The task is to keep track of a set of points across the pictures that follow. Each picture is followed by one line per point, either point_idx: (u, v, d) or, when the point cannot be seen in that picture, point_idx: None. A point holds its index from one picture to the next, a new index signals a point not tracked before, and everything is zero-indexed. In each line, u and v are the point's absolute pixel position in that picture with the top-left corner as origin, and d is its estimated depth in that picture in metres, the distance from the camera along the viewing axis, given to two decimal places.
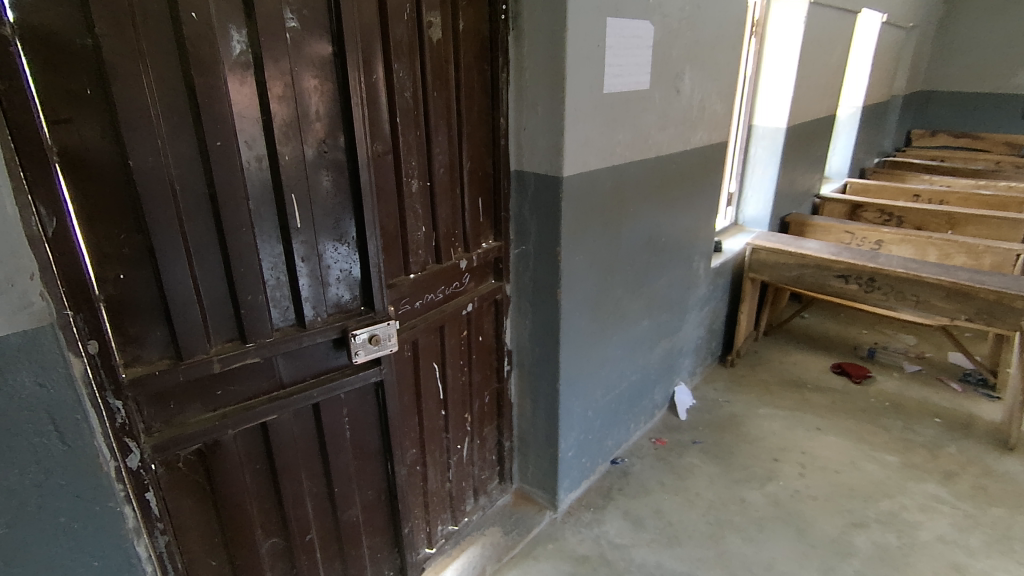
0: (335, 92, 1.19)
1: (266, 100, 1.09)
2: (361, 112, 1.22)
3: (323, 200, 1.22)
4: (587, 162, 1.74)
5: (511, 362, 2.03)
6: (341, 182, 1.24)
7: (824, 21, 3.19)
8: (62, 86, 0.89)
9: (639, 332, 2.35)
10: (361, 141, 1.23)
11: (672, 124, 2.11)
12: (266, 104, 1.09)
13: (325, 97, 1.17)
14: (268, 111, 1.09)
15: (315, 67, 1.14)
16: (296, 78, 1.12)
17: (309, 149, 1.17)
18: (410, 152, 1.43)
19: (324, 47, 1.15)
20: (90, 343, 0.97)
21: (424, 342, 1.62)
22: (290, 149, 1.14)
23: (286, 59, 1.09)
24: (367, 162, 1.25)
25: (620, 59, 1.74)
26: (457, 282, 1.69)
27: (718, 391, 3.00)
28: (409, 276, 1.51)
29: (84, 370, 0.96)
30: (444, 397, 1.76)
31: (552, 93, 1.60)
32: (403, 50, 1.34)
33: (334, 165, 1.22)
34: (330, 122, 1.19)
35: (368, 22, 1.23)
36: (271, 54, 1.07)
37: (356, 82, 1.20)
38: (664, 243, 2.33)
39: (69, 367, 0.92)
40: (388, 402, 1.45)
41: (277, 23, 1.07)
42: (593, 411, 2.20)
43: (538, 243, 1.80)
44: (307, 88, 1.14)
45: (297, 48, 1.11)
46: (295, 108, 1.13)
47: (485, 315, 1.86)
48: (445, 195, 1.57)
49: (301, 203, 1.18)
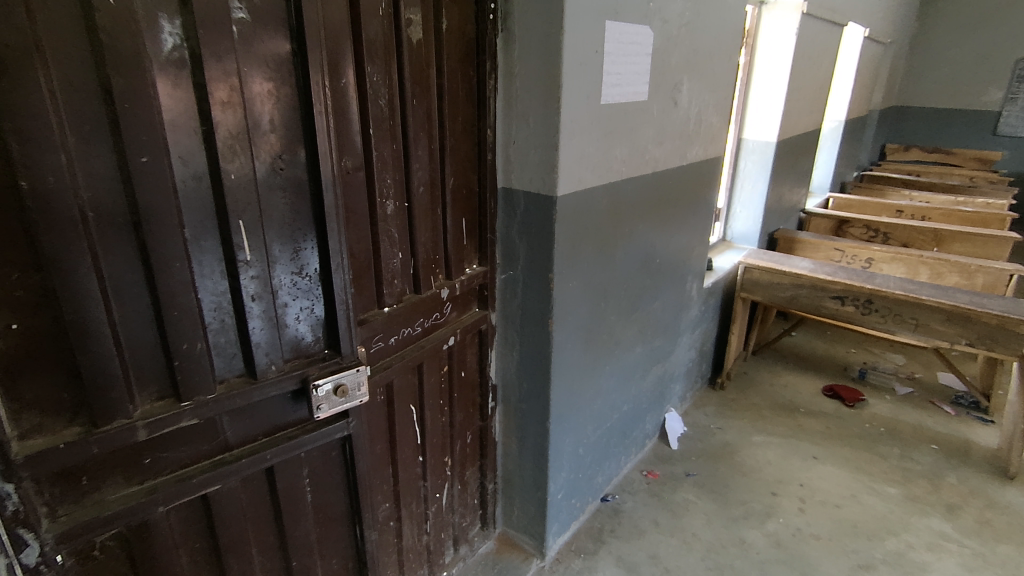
0: (293, 98, 0.98)
1: (208, 106, 0.88)
2: (327, 122, 1.02)
3: (279, 227, 1.01)
4: (582, 179, 1.57)
5: (495, 398, 1.84)
6: (301, 205, 1.04)
7: (815, 33, 3.10)
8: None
9: (631, 359, 2.18)
10: (326, 157, 1.03)
11: (668, 138, 1.96)
12: (207, 111, 0.88)
13: (281, 104, 0.97)
14: (209, 119, 0.89)
15: (269, 68, 0.94)
16: (245, 80, 0.91)
17: (262, 166, 0.97)
18: (385, 168, 1.23)
19: (280, 44, 0.95)
20: None
21: (399, 382, 1.42)
22: (237, 167, 0.93)
23: (232, 58, 0.89)
24: (333, 182, 1.05)
25: (618, 67, 1.58)
26: (437, 313, 1.50)
27: (709, 417, 2.85)
28: (382, 310, 1.31)
29: None
30: (421, 442, 1.57)
31: (545, 103, 1.42)
32: (377, 50, 1.15)
33: (292, 185, 1.02)
34: (287, 134, 0.99)
35: (334, 15, 1.04)
36: (213, 51, 0.87)
37: (320, 86, 0.99)
38: (658, 265, 2.18)
39: None
40: (357, 459, 1.24)
41: (222, 13, 0.86)
42: (583, 448, 2.02)
43: (527, 268, 1.62)
44: (258, 93, 0.93)
45: (247, 44, 0.91)
46: (244, 116, 0.92)
47: (468, 348, 1.67)
48: (425, 217, 1.38)
49: (252, 231, 0.97)
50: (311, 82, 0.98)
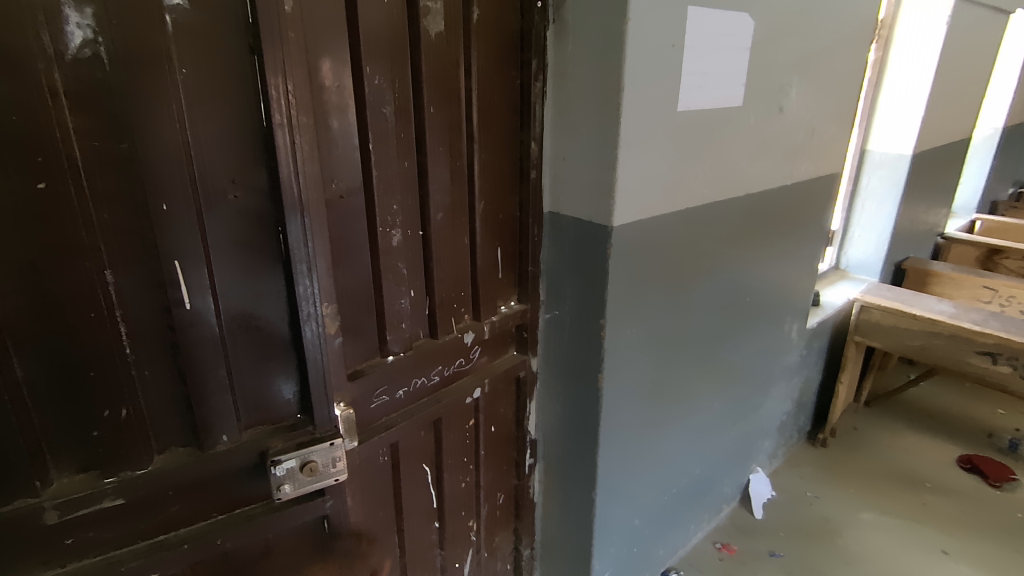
0: (251, 109, 0.79)
1: (132, 119, 0.70)
2: (289, 138, 0.80)
3: (230, 267, 0.81)
4: (649, 206, 1.26)
5: (535, 455, 1.58)
6: (262, 240, 0.84)
7: (972, 22, 2.52)
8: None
9: (707, 416, 1.82)
10: (288, 184, 0.81)
11: (768, 152, 1.58)
12: (128, 125, 0.70)
13: (233, 117, 0.78)
14: (135, 136, 0.70)
15: (216, 71, 0.75)
16: (182, 88, 0.73)
17: (206, 193, 0.77)
18: (391, 191, 1.01)
19: (232, 43, 0.75)
20: None
21: (408, 443, 1.19)
22: (170, 195, 0.74)
23: (161, 57, 0.70)
24: (299, 212, 0.83)
25: (704, 64, 1.25)
26: (461, 360, 1.26)
27: (805, 482, 2.39)
28: (386, 359, 1.09)
29: None
30: (437, 506, 1.34)
31: (600, 111, 1.14)
32: (380, 46, 0.92)
33: (249, 216, 0.82)
34: (242, 154, 0.80)
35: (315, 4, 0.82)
36: (135, 49, 0.68)
37: (281, 95, 0.79)
38: (748, 304, 1.80)
39: None
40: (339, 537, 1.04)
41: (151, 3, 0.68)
42: (639, 519, 1.70)
43: (574, 310, 1.34)
44: (202, 103, 0.75)
45: (186, 39, 0.72)
46: (181, 133, 0.74)
47: (501, 399, 1.42)
48: (446, 249, 1.14)
49: (194, 274, 0.78)
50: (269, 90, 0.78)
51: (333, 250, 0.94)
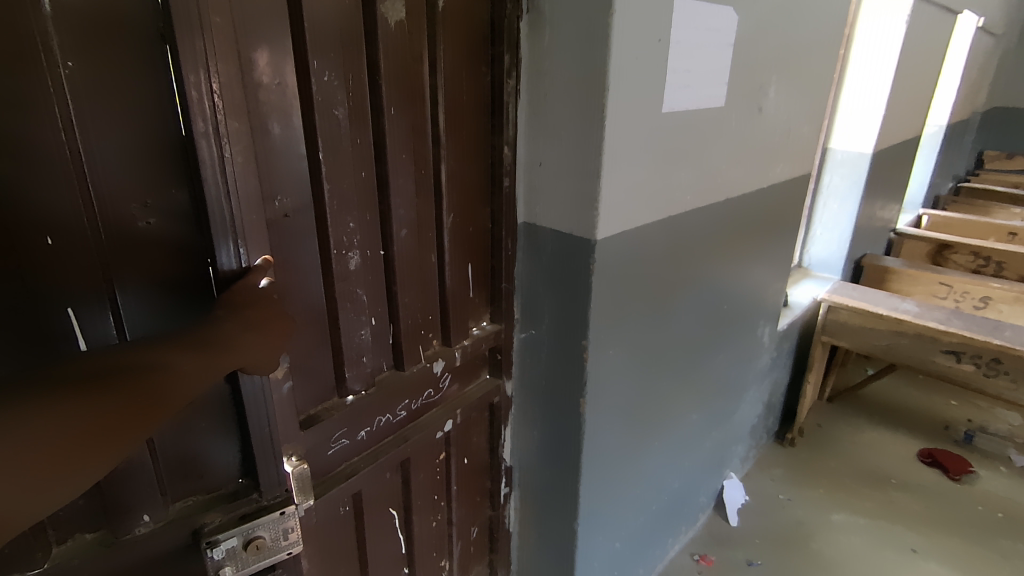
0: (164, 117, 0.65)
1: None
2: (217, 151, 0.67)
3: (142, 308, 0.68)
4: (633, 216, 1.16)
5: (510, 482, 1.46)
6: (182, 273, 0.70)
7: (927, 21, 2.54)
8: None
9: (686, 428, 1.75)
10: (216, 212, 0.68)
11: (747, 155, 1.51)
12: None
13: (141, 122, 0.63)
14: (6, 153, 0.55)
15: (112, 66, 0.60)
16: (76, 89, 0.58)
17: (111, 222, 0.64)
18: (347, 207, 0.86)
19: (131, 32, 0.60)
20: None
21: (372, 489, 1.05)
22: (55, 223, 0.59)
23: (36, 49, 0.55)
24: (232, 244, 0.70)
25: (689, 61, 1.15)
26: (430, 391, 1.13)
27: (776, 484, 2.38)
28: (345, 400, 0.95)
29: None
30: (406, 552, 1.20)
31: (583, 113, 1.02)
32: (328, 37, 0.78)
33: (165, 247, 0.68)
34: (152, 170, 0.65)
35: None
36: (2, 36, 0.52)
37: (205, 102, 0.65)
38: (725, 312, 1.74)
39: None
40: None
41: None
42: (620, 541, 1.61)
43: (553, 330, 1.23)
44: (94, 108, 0.60)
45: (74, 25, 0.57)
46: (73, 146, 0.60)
47: (474, 428, 1.29)
48: (411, 270, 1.01)
49: (91, 320, 0.64)
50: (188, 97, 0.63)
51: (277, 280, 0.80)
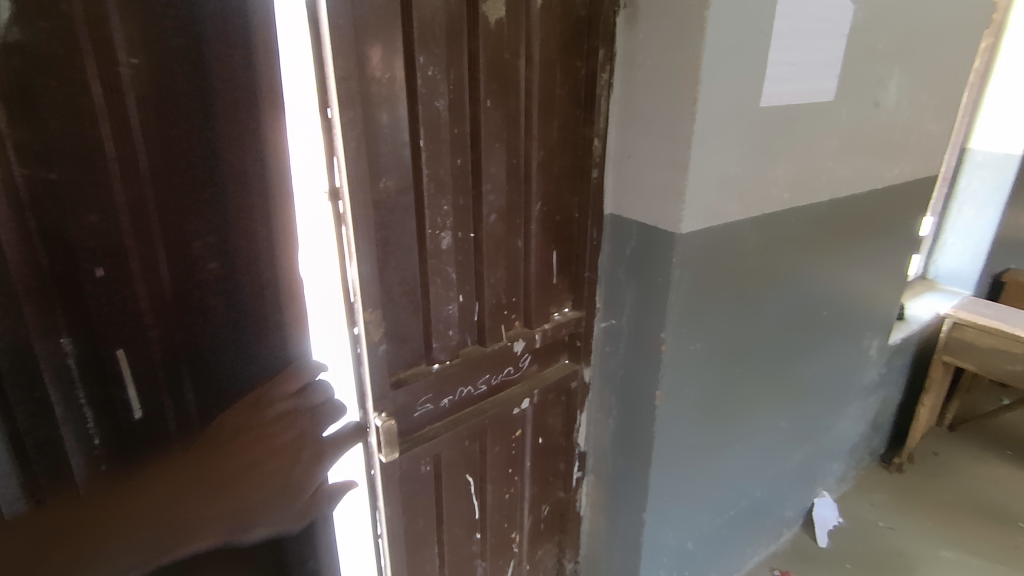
0: (236, 145, 0.74)
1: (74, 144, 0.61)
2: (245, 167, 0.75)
3: (175, 354, 0.75)
4: (722, 210, 1.15)
5: (583, 467, 1.49)
6: (228, 315, 0.79)
7: None
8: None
9: (772, 435, 1.69)
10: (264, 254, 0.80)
11: (859, 153, 1.42)
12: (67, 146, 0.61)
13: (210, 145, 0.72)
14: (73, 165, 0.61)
15: (191, 94, 0.69)
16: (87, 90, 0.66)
17: (144, 306, 0.70)
18: (442, 190, 0.95)
19: None
20: None
21: (452, 453, 1.14)
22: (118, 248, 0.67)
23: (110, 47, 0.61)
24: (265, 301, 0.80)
25: (794, 52, 1.11)
26: (510, 368, 1.19)
27: (876, 509, 2.21)
28: (431, 367, 1.04)
29: None
30: (479, 517, 1.28)
31: (672, 106, 1.03)
32: (434, 33, 0.85)
33: (222, 293, 0.78)
34: (208, 199, 0.73)
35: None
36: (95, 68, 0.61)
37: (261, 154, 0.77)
38: (824, 318, 1.64)
39: None
40: (379, 527, 1.10)
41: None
42: (693, 541, 1.59)
43: (633, 319, 1.24)
44: (169, 135, 0.68)
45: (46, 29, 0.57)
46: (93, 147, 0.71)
47: (550, 409, 1.34)
48: (498, 252, 1.07)
49: (131, 356, 0.71)
50: (321, 97, 0.79)
51: (379, 253, 0.90)
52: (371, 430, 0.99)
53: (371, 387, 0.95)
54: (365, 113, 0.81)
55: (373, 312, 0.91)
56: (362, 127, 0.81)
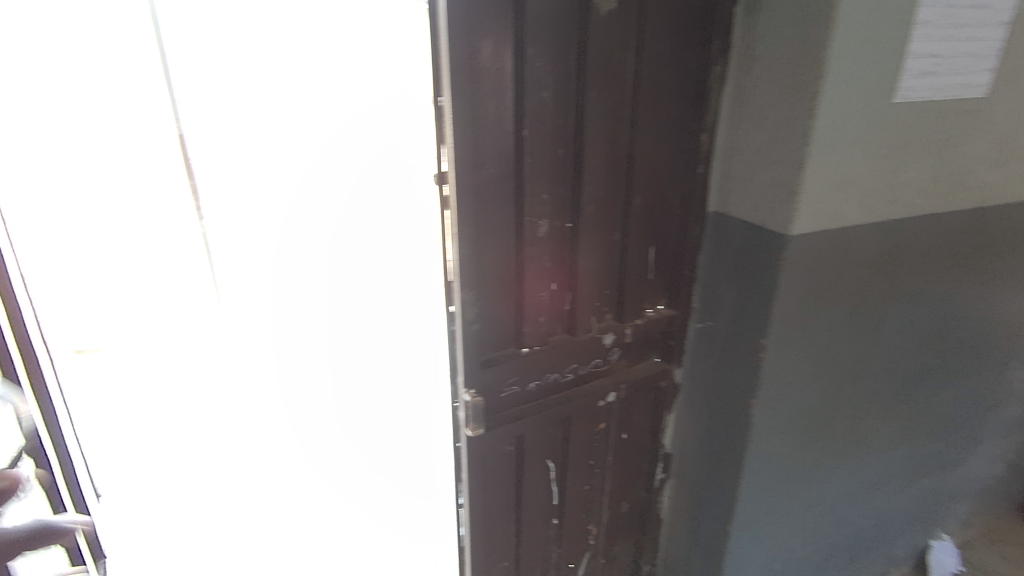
0: None
1: None
2: None
3: None
4: (841, 213, 1.07)
5: (667, 470, 1.47)
6: None
7: None
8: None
9: (883, 463, 1.54)
10: None
11: (1016, 157, 1.26)
12: None
13: None
14: None
15: None
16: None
17: None
18: (542, 179, 0.97)
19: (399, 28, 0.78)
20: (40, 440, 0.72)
21: (535, 437, 1.17)
22: None
23: None
24: None
25: (939, 43, 1.00)
26: (598, 359, 1.20)
27: (1010, 564, 1.94)
28: (520, 350, 1.08)
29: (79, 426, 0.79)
30: (558, 504, 1.30)
31: (790, 99, 0.98)
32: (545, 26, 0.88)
33: None
34: None
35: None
36: None
37: None
38: (957, 341, 1.47)
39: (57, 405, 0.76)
40: (462, 498, 1.17)
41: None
42: (782, 563, 1.50)
43: (732, 322, 1.19)
44: None
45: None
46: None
47: (637, 406, 1.33)
48: (595, 244, 1.08)
49: None
50: (437, 86, 0.86)
51: (479, 236, 0.95)
52: (460, 405, 1.05)
53: (463, 364, 1.01)
54: (478, 102, 0.86)
55: (469, 292, 0.97)
56: (472, 116, 0.86)
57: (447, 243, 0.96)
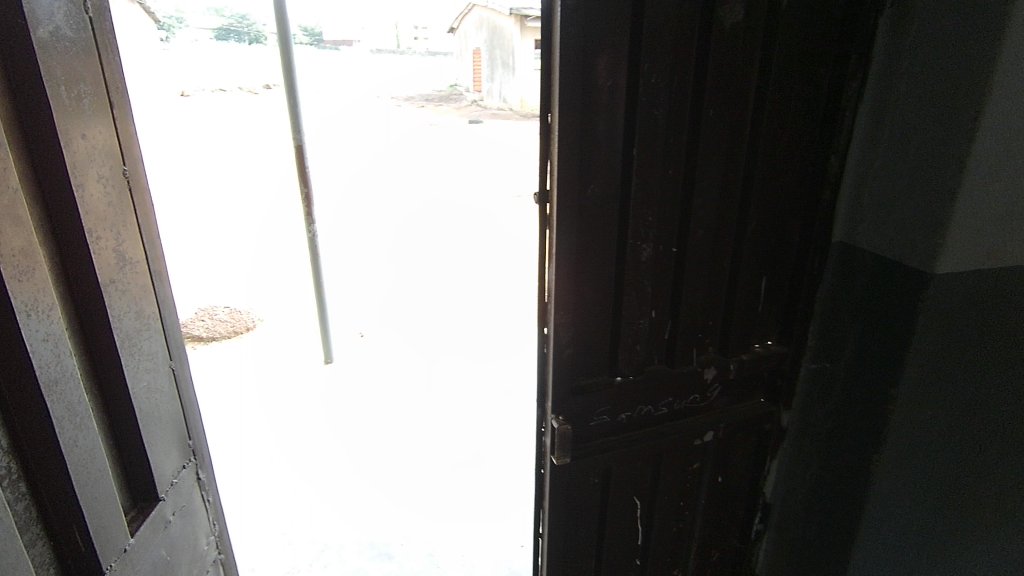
0: None
1: None
2: None
3: None
4: (1005, 249, 0.92)
5: (764, 521, 1.32)
6: None
7: None
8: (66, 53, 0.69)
9: None
10: None
11: None
12: None
13: None
14: None
15: None
16: (61, 90, 0.68)
17: None
18: (649, 200, 0.92)
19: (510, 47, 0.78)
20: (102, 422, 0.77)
21: (622, 471, 1.10)
22: None
23: None
24: None
25: None
26: (697, 396, 1.11)
27: None
28: (614, 379, 1.02)
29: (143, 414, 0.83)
30: (642, 544, 1.22)
31: (943, 121, 0.87)
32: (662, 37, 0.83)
33: None
34: None
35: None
36: None
37: None
38: None
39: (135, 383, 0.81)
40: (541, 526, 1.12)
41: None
42: None
43: (857, 365, 1.07)
44: None
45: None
46: (91, 164, 0.73)
47: (737, 449, 1.21)
48: (702, 271, 1.01)
49: None
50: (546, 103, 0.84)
51: (578, 257, 0.91)
52: (547, 430, 1.02)
53: (553, 387, 0.97)
54: (588, 119, 0.83)
55: (563, 313, 0.94)
56: (580, 132, 0.83)
57: (544, 265, 0.93)
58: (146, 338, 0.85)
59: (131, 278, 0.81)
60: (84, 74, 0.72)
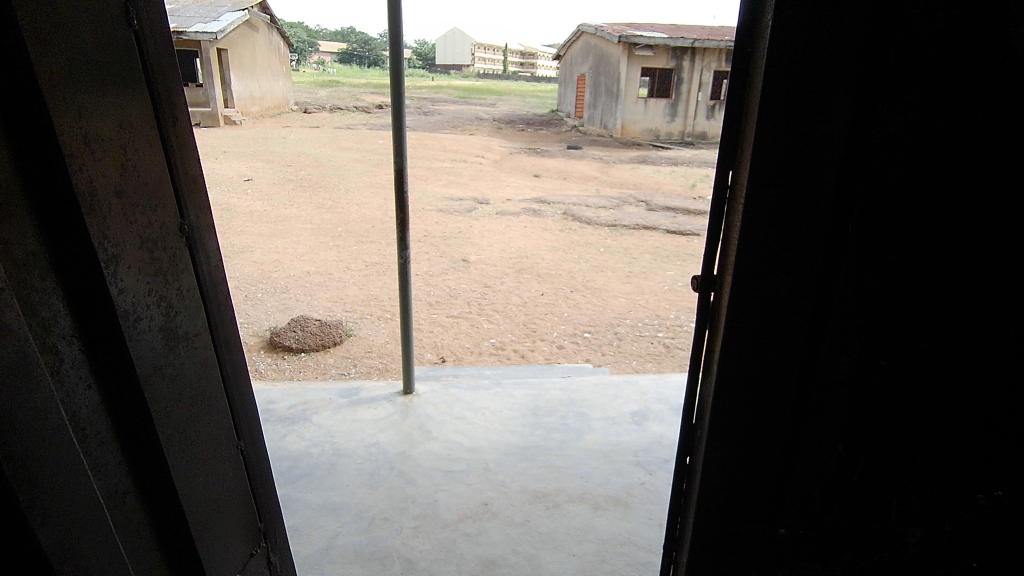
0: None
1: None
2: None
3: None
4: None
5: None
6: None
7: None
8: (119, 118, 0.75)
9: None
10: None
11: None
12: None
13: None
14: None
15: None
16: (90, 174, 0.70)
17: None
18: (844, 327, 0.81)
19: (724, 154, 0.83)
20: (144, 488, 0.81)
21: None
22: None
23: None
24: None
25: None
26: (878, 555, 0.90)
27: None
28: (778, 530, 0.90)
29: (192, 474, 0.87)
30: None
31: None
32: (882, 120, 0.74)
33: None
34: None
35: (784, 84, 0.74)
36: None
37: None
38: None
39: (184, 447, 0.85)
40: None
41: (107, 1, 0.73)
42: None
43: None
44: None
45: (95, 62, 0.71)
46: (129, 248, 0.76)
47: None
48: (910, 407, 0.82)
49: None
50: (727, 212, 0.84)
51: (747, 358, 0.83)
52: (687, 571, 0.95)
53: (696, 516, 0.91)
54: (773, 212, 0.78)
55: (718, 418, 0.86)
56: (762, 224, 0.78)
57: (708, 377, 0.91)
58: (194, 402, 0.88)
59: (178, 352, 0.85)
60: (126, 153, 0.76)
